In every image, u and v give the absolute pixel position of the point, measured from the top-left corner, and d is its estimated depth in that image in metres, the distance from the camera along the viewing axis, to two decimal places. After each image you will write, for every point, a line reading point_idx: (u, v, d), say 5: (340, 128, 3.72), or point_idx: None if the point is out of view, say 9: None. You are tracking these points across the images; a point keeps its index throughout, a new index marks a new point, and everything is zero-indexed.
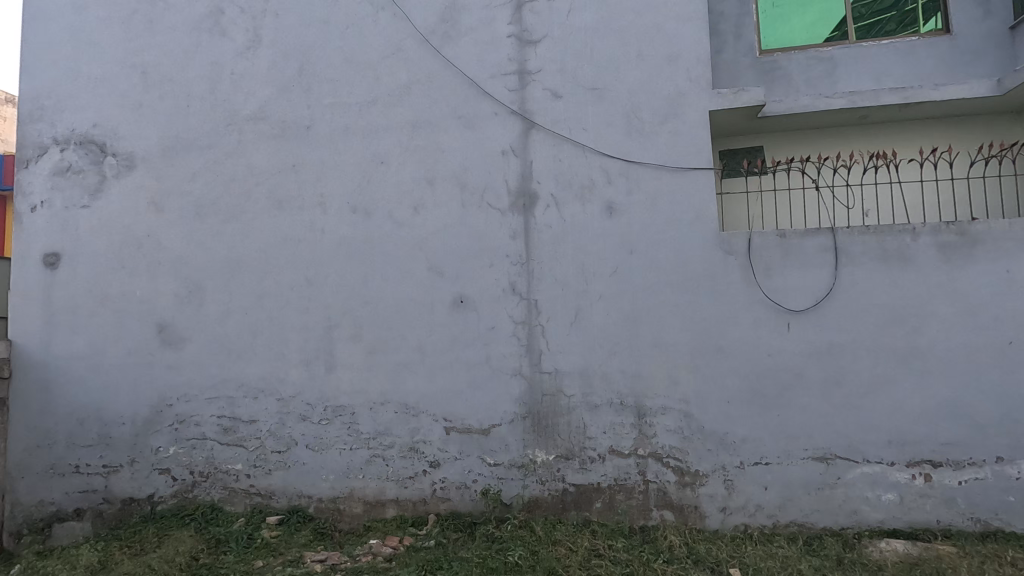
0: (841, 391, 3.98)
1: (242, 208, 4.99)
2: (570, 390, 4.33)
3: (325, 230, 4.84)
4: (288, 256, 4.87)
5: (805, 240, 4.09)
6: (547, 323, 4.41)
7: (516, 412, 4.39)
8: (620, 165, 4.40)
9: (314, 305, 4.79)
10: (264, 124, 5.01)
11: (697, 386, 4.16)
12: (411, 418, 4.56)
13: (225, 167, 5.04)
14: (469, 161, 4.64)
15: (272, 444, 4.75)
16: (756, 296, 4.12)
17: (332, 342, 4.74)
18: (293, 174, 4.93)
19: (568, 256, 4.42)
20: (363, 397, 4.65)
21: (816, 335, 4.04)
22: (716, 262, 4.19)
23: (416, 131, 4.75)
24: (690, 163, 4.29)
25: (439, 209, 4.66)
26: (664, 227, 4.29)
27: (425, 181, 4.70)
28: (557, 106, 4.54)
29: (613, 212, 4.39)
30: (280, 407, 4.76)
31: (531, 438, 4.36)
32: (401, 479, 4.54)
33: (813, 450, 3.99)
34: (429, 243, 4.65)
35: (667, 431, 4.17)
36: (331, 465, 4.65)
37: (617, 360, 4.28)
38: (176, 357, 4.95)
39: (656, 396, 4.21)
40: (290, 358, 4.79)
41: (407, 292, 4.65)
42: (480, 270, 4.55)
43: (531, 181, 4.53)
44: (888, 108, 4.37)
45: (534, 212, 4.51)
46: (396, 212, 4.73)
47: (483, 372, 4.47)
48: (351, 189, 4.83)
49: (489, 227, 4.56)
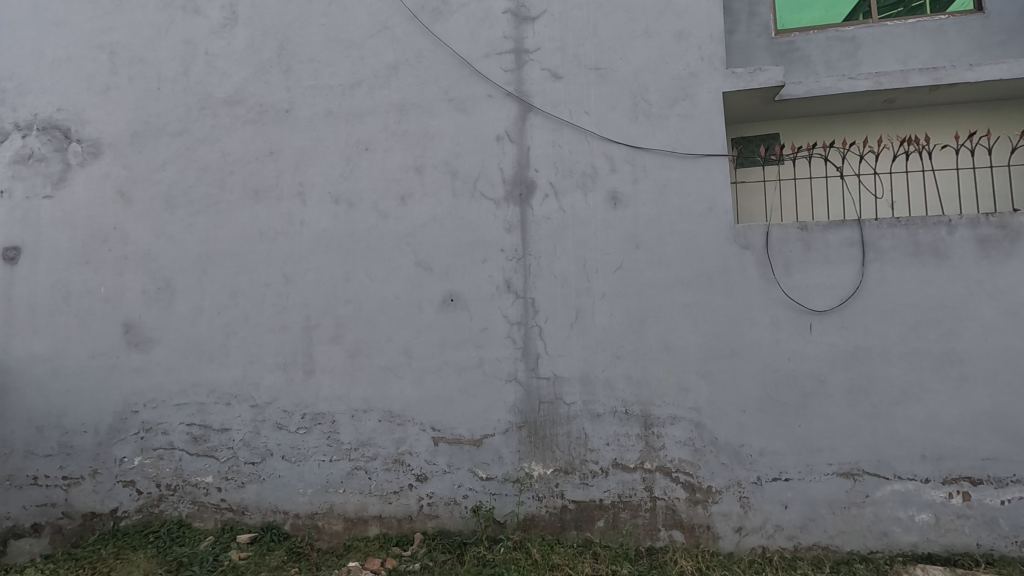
0: (869, 400, 3.60)
1: (216, 199, 4.61)
2: (570, 397, 3.95)
3: (305, 222, 4.46)
4: (265, 250, 4.50)
5: (828, 233, 3.72)
6: (545, 324, 4.03)
7: (511, 421, 4.01)
8: (625, 151, 4.03)
9: (292, 304, 4.42)
10: (241, 107, 4.63)
11: (710, 394, 3.78)
12: (396, 427, 4.18)
13: (198, 154, 4.66)
14: (461, 147, 4.27)
15: (245, 455, 4.36)
16: (776, 295, 3.75)
17: (311, 344, 4.36)
18: (271, 162, 4.55)
19: (569, 251, 4.05)
20: (344, 404, 4.26)
21: (841, 337, 3.66)
22: (731, 258, 3.82)
23: (404, 115, 4.38)
24: (702, 150, 3.92)
25: (429, 200, 4.29)
26: (674, 220, 3.92)
27: (413, 169, 4.33)
28: (557, 88, 4.17)
29: (618, 202, 4.01)
30: (254, 415, 4.38)
31: (528, 450, 3.98)
32: (385, 494, 4.16)
33: (838, 465, 3.61)
34: (417, 236, 4.27)
35: (676, 442, 3.80)
36: (309, 478, 4.27)
37: (622, 365, 3.90)
38: (143, 360, 4.57)
39: (665, 404, 3.83)
40: (266, 361, 4.41)
41: (393, 289, 4.27)
42: (472, 265, 4.17)
43: (528, 169, 4.16)
44: (917, 90, 4.00)
45: (531, 202, 4.13)
46: (381, 203, 4.36)
47: (475, 377, 4.09)
48: (333, 178, 4.45)
49: (483, 219, 4.19)
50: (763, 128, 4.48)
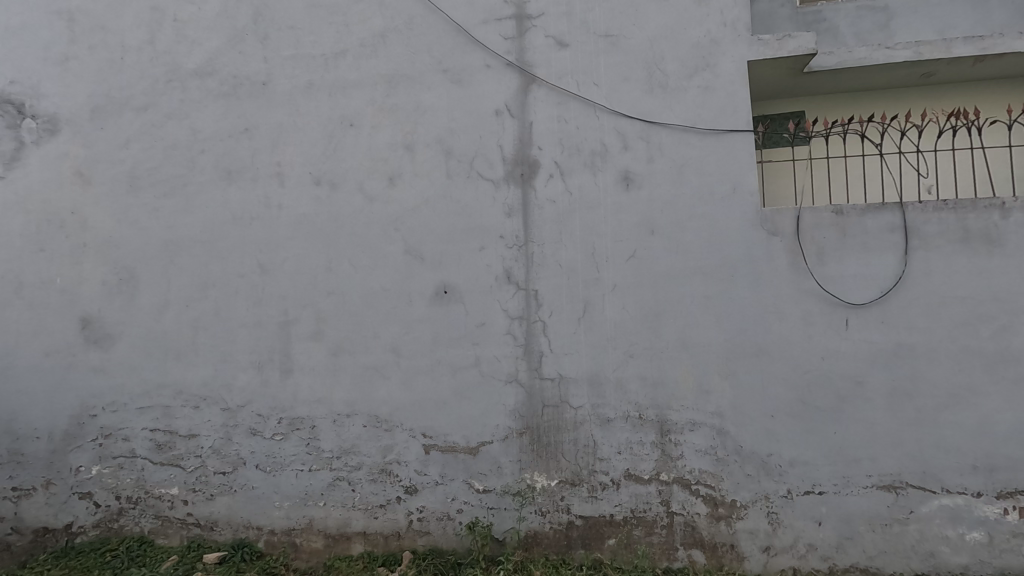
0: (913, 404, 3.21)
1: (185, 181, 4.16)
2: (577, 401, 3.55)
3: (283, 206, 4.03)
4: (239, 238, 4.06)
5: (866, 218, 3.33)
6: (549, 319, 3.62)
7: (511, 427, 3.60)
8: (639, 127, 3.63)
9: (269, 296, 3.98)
10: (212, 80, 4.19)
11: (734, 397, 3.39)
12: (383, 433, 3.75)
13: (166, 132, 4.22)
14: (456, 122, 3.85)
15: (215, 464, 3.92)
16: (809, 286, 3.35)
17: (289, 341, 3.93)
18: (246, 140, 4.11)
19: (576, 238, 3.64)
20: (325, 408, 3.84)
21: (882, 334, 3.27)
22: (757, 245, 3.43)
23: (393, 88, 3.95)
24: (725, 125, 3.53)
25: (420, 181, 3.86)
26: (693, 203, 3.52)
27: (403, 147, 3.91)
28: (563, 57, 3.76)
29: (631, 183, 3.61)
30: (225, 419, 3.94)
31: (530, 460, 3.57)
32: (370, 508, 3.73)
33: (879, 477, 3.22)
34: (407, 222, 3.85)
35: (696, 451, 3.40)
36: (286, 491, 3.83)
37: (635, 365, 3.50)
38: (102, 358, 4.12)
39: (683, 408, 3.43)
40: (239, 360, 3.97)
41: (380, 280, 3.85)
42: (468, 254, 3.76)
43: (530, 147, 3.75)
44: (960, 62, 3.62)
45: (534, 183, 3.72)
46: (368, 184, 3.93)
47: (471, 378, 3.67)
48: (314, 157, 4.02)
49: (480, 202, 3.77)
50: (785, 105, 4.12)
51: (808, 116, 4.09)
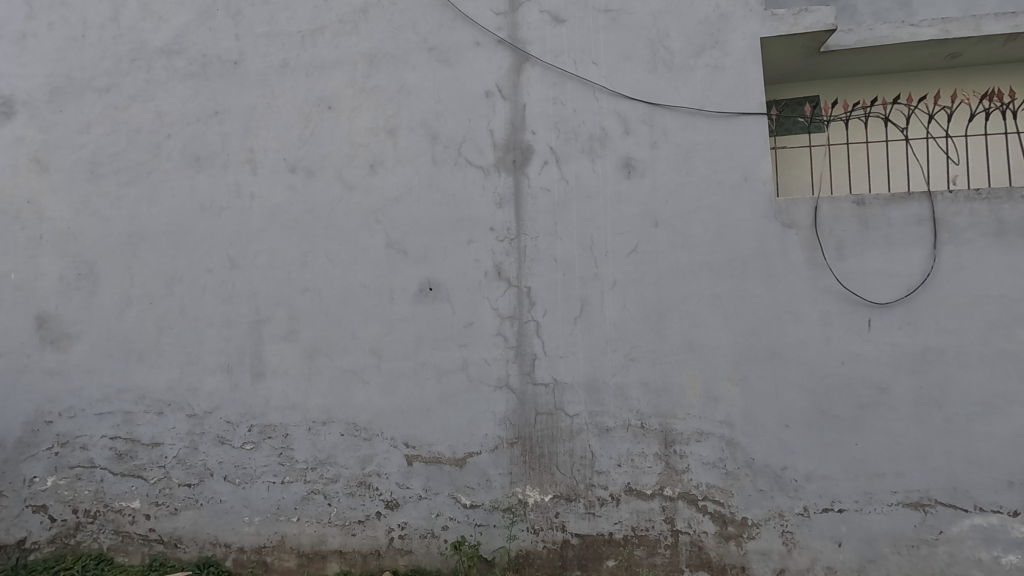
0: (942, 414, 2.92)
1: (150, 168, 3.85)
2: (573, 408, 3.25)
3: (255, 195, 3.71)
4: (207, 230, 3.75)
5: (890, 209, 3.04)
6: (543, 319, 3.32)
7: (502, 436, 3.30)
8: (642, 109, 3.33)
9: (239, 293, 3.67)
10: (180, 59, 3.87)
11: (745, 405, 3.09)
12: (362, 443, 3.45)
13: (129, 116, 3.90)
14: (443, 105, 3.55)
15: (179, 476, 3.61)
16: (827, 284, 3.06)
17: (260, 341, 3.61)
18: (215, 124, 3.80)
19: (572, 230, 3.34)
20: (299, 415, 3.53)
21: (908, 336, 2.98)
22: (771, 239, 3.13)
23: (374, 68, 3.64)
24: (736, 108, 3.23)
25: (403, 168, 3.56)
26: (701, 192, 3.23)
27: (385, 131, 3.60)
28: (559, 34, 3.45)
29: (632, 171, 3.31)
30: (191, 427, 3.63)
31: (521, 472, 3.27)
32: (348, 524, 3.43)
33: (904, 494, 2.93)
34: (389, 212, 3.54)
35: (703, 464, 3.10)
36: (256, 505, 3.52)
37: (636, 369, 3.20)
38: (59, 360, 3.80)
39: (689, 417, 3.13)
40: (206, 362, 3.66)
41: (360, 276, 3.54)
42: (455, 248, 3.45)
43: (523, 132, 3.44)
44: (990, 41, 3.33)
45: (527, 170, 3.41)
46: (347, 171, 3.62)
47: (458, 383, 3.37)
48: (288, 142, 3.71)
49: (468, 191, 3.47)
50: (799, 88, 3.83)
51: (824, 99, 3.80)
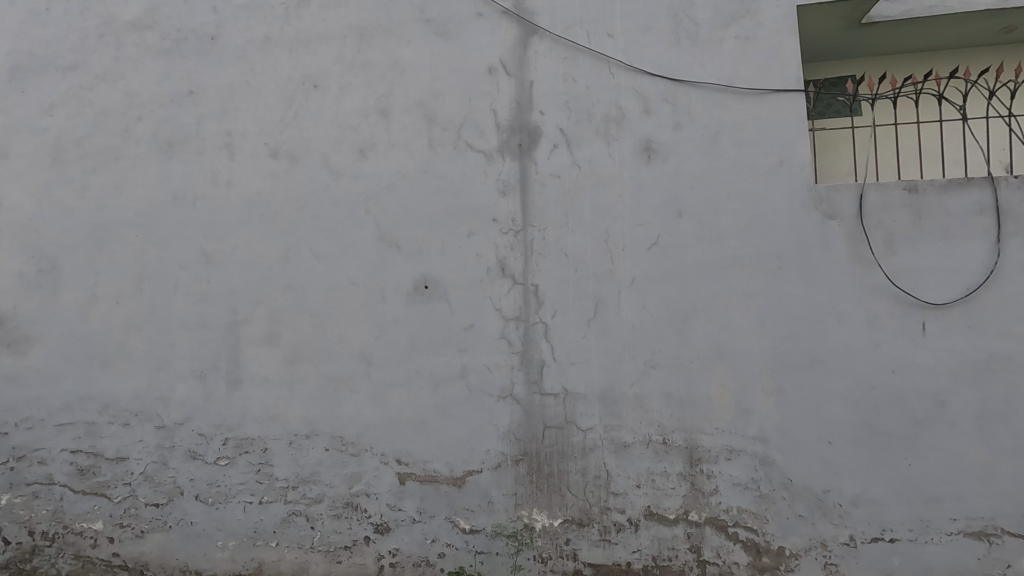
0: (1009, 430, 2.56)
1: (119, 154, 3.48)
2: (586, 421, 2.88)
3: (232, 183, 3.36)
4: (180, 221, 3.39)
5: (948, 196, 2.67)
6: (552, 321, 2.96)
7: (505, 453, 2.94)
8: (663, 86, 2.97)
9: (214, 292, 3.31)
10: (153, 34, 3.51)
11: (781, 419, 2.73)
12: (349, 458, 3.08)
13: (95, 96, 3.53)
14: (441, 83, 3.19)
15: (147, 495, 3.25)
16: (876, 282, 2.70)
17: (238, 345, 3.25)
18: (189, 105, 3.44)
19: (585, 222, 2.98)
20: (279, 427, 3.16)
21: (968, 342, 2.62)
22: (810, 231, 2.78)
23: (365, 42, 3.29)
24: (769, 85, 2.87)
25: (396, 153, 3.20)
26: (730, 179, 2.87)
27: (376, 112, 3.25)
28: (570, 3, 3.10)
29: (653, 155, 2.95)
30: (160, 440, 3.27)
31: (527, 494, 2.90)
32: (333, 551, 3.07)
33: (966, 522, 2.56)
34: (381, 202, 3.19)
35: (734, 486, 2.74)
36: (231, 527, 3.16)
37: (658, 377, 2.84)
38: (16, 366, 3.44)
39: (718, 432, 2.77)
40: (178, 367, 3.30)
41: (348, 273, 3.18)
42: (454, 241, 3.10)
43: (530, 112, 3.09)
44: None
45: (535, 155, 3.06)
46: (334, 157, 3.27)
47: (457, 392, 3.01)
48: (270, 125, 3.35)
49: (469, 178, 3.11)
50: (840, 64, 3.49)
51: (869, 76, 3.45)
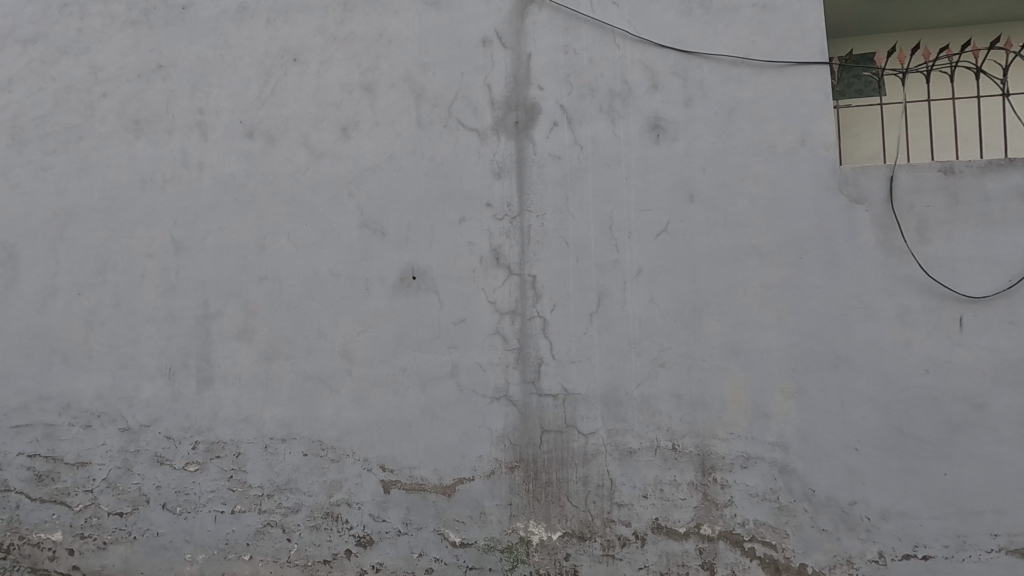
0: None
1: (81, 133, 3.20)
2: (587, 425, 2.63)
3: (205, 165, 3.09)
4: (148, 206, 3.12)
5: (989, 178, 2.41)
6: (550, 315, 2.71)
7: (499, 459, 2.68)
8: (673, 58, 2.72)
9: (183, 283, 3.05)
10: (120, 3, 3.24)
11: (803, 424, 2.48)
12: (328, 464, 2.83)
13: (57, 70, 3.25)
14: (431, 56, 2.93)
15: (109, 503, 2.99)
16: (907, 273, 2.45)
17: (209, 340, 2.99)
18: (158, 80, 3.17)
19: (587, 206, 2.72)
20: (253, 430, 2.91)
21: (1010, 339, 2.37)
22: (834, 217, 2.52)
23: (349, 12, 3.02)
24: (790, 56, 2.61)
25: (381, 132, 2.94)
26: (746, 160, 2.62)
27: (360, 87, 2.98)
28: None
29: (661, 133, 2.69)
30: (124, 443, 3.00)
31: (523, 504, 2.65)
32: (312, 565, 2.81)
33: (1008, 539, 2.32)
34: (365, 185, 2.93)
35: (750, 497, 2.49)
36: (200, 539, 2.90)
37: (667, 377, 2.59)
38: None
39: (732, 438, 2.52)
40: (145, 364, 3.03)
41: (329, 262, 2.92)
42: (444, 227, 2.84)
43: (527, 87, 2.83)
44: None
45: (532, 133, 2.80)
46: (315, 136, 3.00)
47: (446, 393, 2.75)
48: (245, 101, 3.08)
49: (461, 159, 2.85)
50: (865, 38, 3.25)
51: (901, 47, 3.24)
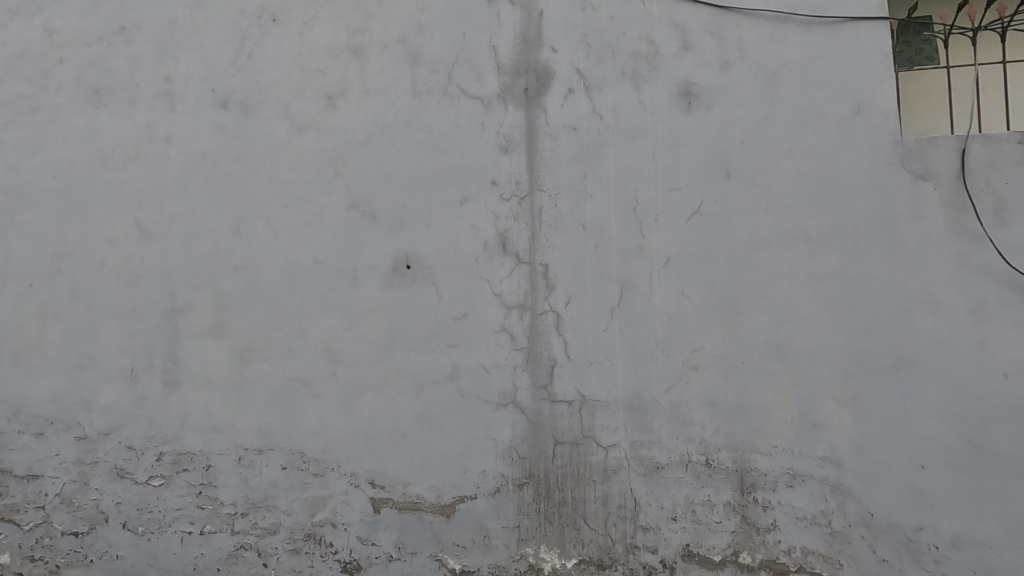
0: None
1: (31, 102, 2.80)
2: (607, 436, 2.29)
3: (173, 139, 2.73)
4: (109, 186, 2.75)
5: None
6: (565, 310, 2.36)
7: (506, 475, 2.34)
8: (707, 15, 2.36)
9: (149, 273, 2.69)
10: None
11: (859, 436, 2.14)
12: (311, 479, 2.48)
13: (8, 33, 2.82)
14: (429, 14, 2.57)
15: (63, 521, 2.63)
16: (983, 260, 2.09)
17: (176, 338, 2.64)
18: (120, 43, 2.80)
19: (607, 185, 2.37)
20: (226, 439, 2.56)
21: None
22: (896, 197, 2.17)
23: None
24: (843, 11, 2.26)
25: (372, 101, 2.59)
26: (792, 131, 2.27)
27: (348, 51, 2.63)
28: None
29: (693, 101, 2.34)
30: (80, 454, 2.64)
31: (534, 527, 2.31)
32: None
33: None
34: (354, 162, 2.57)
35: (797, 521, 2.15)
36: (166, 563, 2.56)
37: (700, 381, 2.24)
38: None
39: (776, 452, 2.18)
40: (103, 365, 2.67)
41: (312, 249, 2.57)
42: (444, 210, 2.49)
43: (538, 49, 2.48)
44: None
45: (544, 102, 2.45)
46: (296, 106, 2.64)
47: (446, 398, 2.41)
48: (218, 68, 2.72)
49: (463, 132, 2.50)
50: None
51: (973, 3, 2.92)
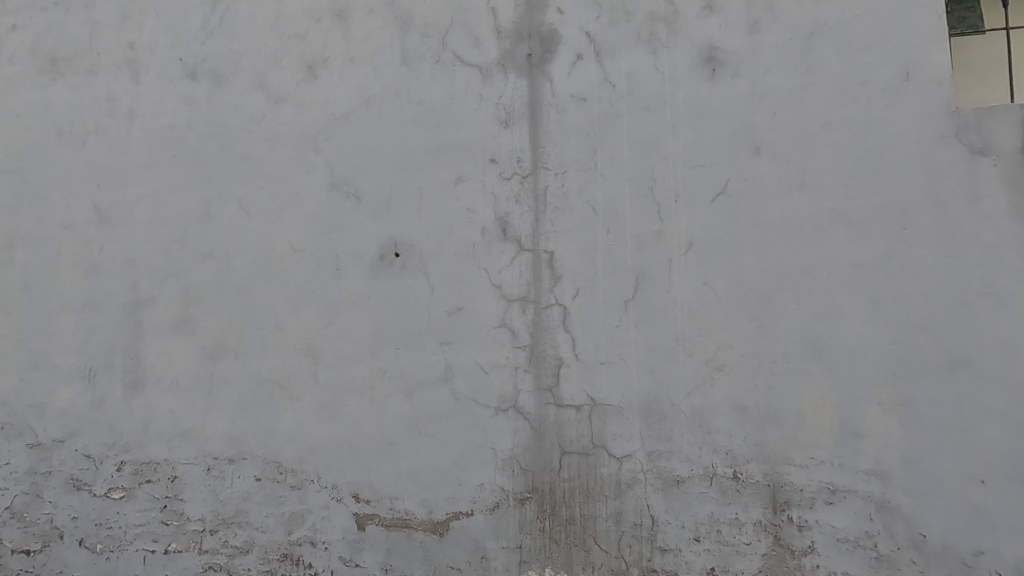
0: None
1: None
2: (620, 446, 2.03)
3: (137, 114, 2.46)
4: (66, 166, 2.48)
5: None
6: (573, 304, 2.09)
7: (506, 489, 2.08)
8: None
9: (110, 262, 2.42)
10: None
11: (908, 447, 1.87)
12: (288, 492, 2.22)
13: None
14: None
15: (14, 537, 2.37)
16: None
17: (139, 334, 2.37)
18: (78, 7, 2.52)
19: (620, 163, 2.11)
20: (194, 447, 2.29)
21: None
22: (951, 174, 1.90)
23: None
24: None
25: (357, 71, 2.32)
26: (830, 101, 2.00)
27: (331, 15, 2.36)
28: None
29: (718, 67, 2.08)
30: (33, 463, 2.37)
31: (537, 547, 2.05)
32: None
33: None
34: (337, 138, 2.31)
35: (838, 543, 1.89)
36: None
37: (725, 385, 1.98)
38: None
39: (813, 465, 1.92)
40: (58, 363, 2.40)
41: (290, 235, 2.30)
42: (437, 191, 2.22)
43: (542, 10, 2.21)
44: None
45: (549, 70, 2.18)
46: (273, 76, 2.37)
47: (439, 402, 2.14)
48: (188, 35, 2.45)
49: (458, 103, 2.23)
50: None
51: None
